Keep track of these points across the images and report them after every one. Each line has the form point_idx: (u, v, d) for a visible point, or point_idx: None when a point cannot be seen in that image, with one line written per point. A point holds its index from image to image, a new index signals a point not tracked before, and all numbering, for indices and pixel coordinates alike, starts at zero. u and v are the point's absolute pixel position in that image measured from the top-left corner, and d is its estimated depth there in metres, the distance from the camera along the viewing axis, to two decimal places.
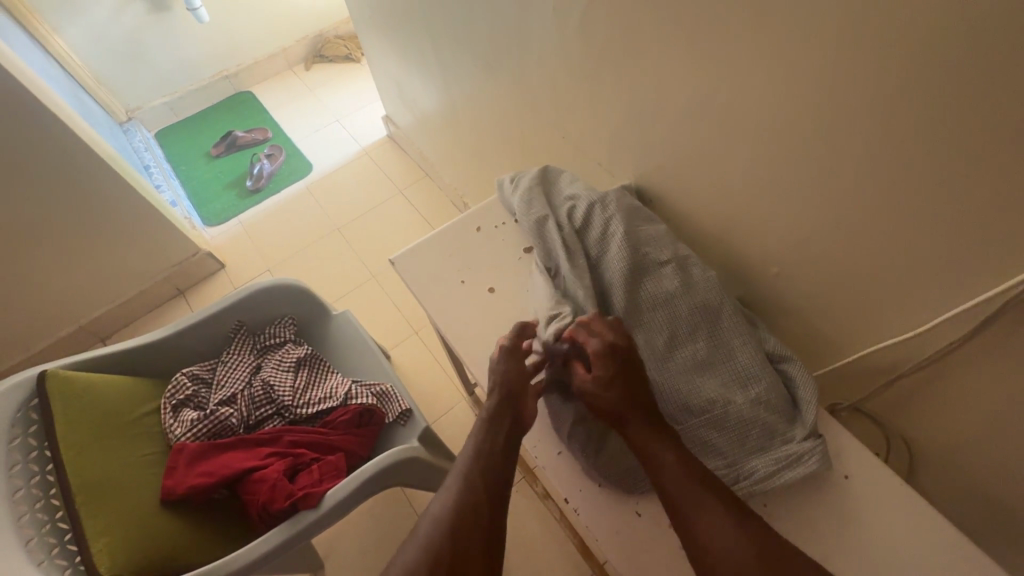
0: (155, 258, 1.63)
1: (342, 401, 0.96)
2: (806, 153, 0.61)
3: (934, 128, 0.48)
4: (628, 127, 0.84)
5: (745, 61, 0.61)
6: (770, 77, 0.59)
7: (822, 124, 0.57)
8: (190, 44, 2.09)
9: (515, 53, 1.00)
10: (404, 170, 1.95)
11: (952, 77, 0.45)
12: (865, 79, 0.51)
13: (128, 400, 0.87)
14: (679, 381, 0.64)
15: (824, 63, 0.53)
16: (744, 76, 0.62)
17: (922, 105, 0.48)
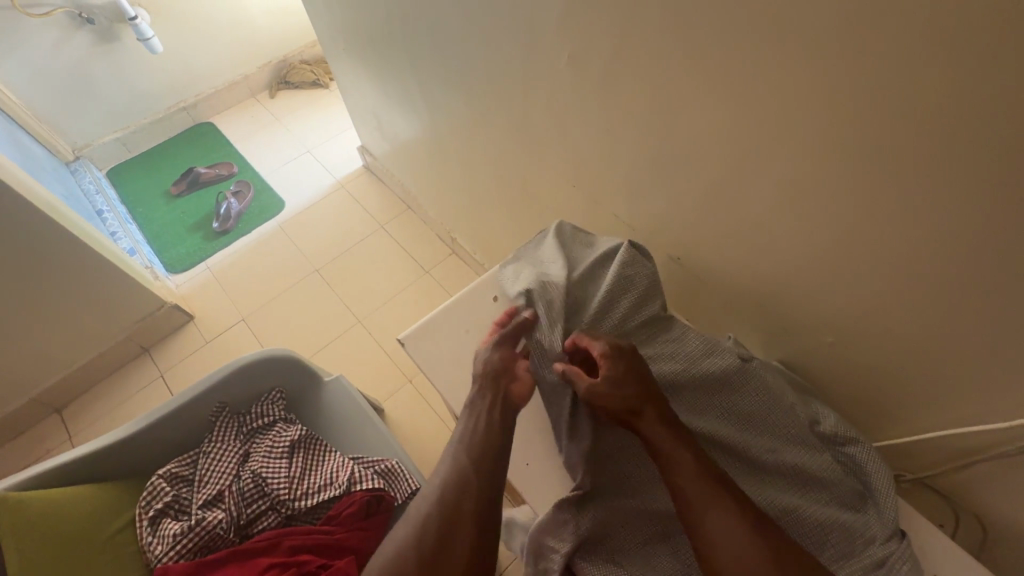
0: (116, 316, 1.49)
1: (346, 489, 0.85)
2: (878, 218, 0.56)
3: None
4: (656, 179, 0.78)
5: (805, 121, 0.56)
6: (838, 139, 0.54)
7: (899, 192, 0.53)
8: (143, 75, 1.93)
9: (519, 97, 0.93)
10: (384, 203, 1.85)
11: None
12: (962, 149, 0.46)
13: (88, 525, 0.76)
14: (745, 480, 0.61)
15: (909, 129, 0.49)
16: (804, 136, 0.57)
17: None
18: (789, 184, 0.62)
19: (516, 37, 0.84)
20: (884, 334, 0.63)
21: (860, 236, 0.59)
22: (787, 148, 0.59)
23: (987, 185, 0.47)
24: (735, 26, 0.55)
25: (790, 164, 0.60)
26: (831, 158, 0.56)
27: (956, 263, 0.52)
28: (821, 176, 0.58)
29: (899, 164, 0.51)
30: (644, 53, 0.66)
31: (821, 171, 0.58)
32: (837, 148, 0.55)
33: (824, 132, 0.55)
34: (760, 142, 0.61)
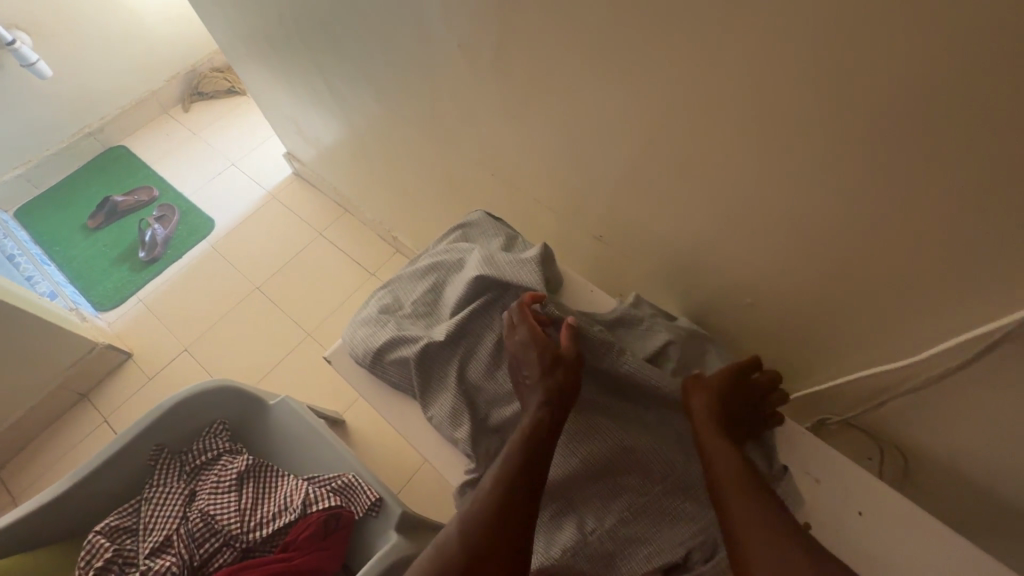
0: (43, 365, 1.39)
1: (301, 512, 0.84)
2: (775, 175, 0.57)
3: (896, 152, 0.47)
4: (570, 159, 0.77)
5: (694, 87, 0.56)
6: (726, 102, 0.54)
7: (780, 148, 0.54)
8: (36, 104, 1.79)
9: (425, 88, 0.90)
10: (318, 209, 1.78)
11: (919, 100, 0.43)
12: (828, 99, 0.48)
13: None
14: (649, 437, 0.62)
15: (778, 86, 0.50)
16: (697, 102, 0.57)
17: (888, 128, 0.46)
18: (692, 152, 0.62)
19: (409, 27, 0.81)
20: (800, 287, 0.64)
21: (763, 196, 0.59)
22: (683, 116, 0.59)
23: (863, 134, 0.48)
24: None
25: (689, 132, 0.60)
26: (725, 121, 0.56)
27: (845, 212, 0.54)
28: (718, 141, 0.58)
29: (784, 122, 0.52)
30: (534, 33, 0.65)
31: (717, 135, 0.58)
32: (727, 111, 0.55)
33: (715, 96, 0.55)
34: (658, 113, 0.61)
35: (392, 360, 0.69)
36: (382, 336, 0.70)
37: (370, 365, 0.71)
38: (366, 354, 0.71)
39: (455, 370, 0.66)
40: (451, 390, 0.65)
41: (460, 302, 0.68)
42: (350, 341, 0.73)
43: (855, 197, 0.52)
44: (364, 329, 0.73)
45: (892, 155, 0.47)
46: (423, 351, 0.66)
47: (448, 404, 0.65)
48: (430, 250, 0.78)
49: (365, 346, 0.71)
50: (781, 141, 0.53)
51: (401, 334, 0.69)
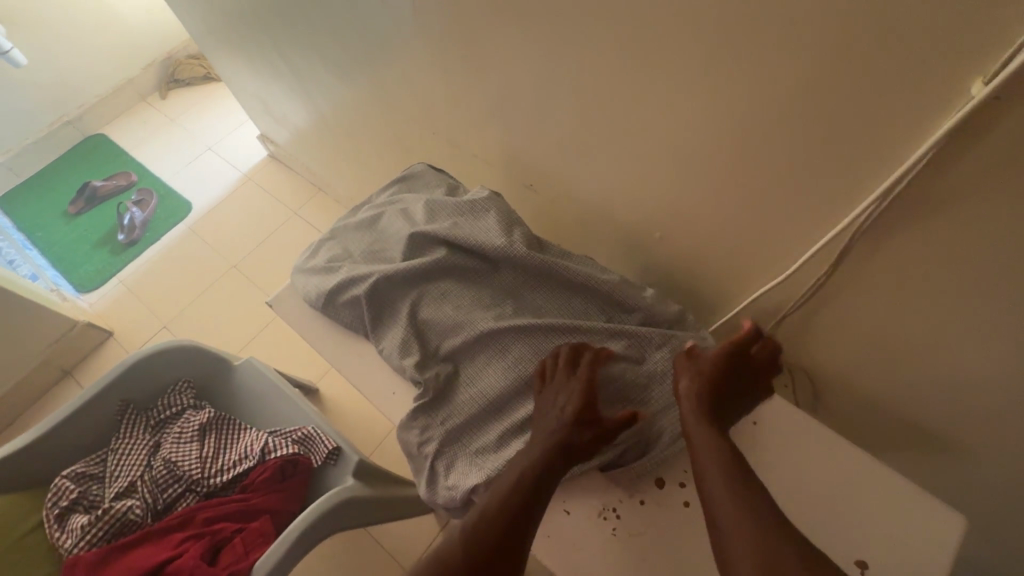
0: (25, 342, 1.44)
1: (260, 458, 0.88)
2: (670, 109, 0.60)
3: (753, 72, 0.51)
4: (501, 110, 0.80)
5: (590, 25, 0.59)
6: (618, 38, 0.58)
7: (662, 79, 0.58)
8: (13, 92, 1.82)
9: (369, 52, 0.94)
10: (293, 189, 1.82)
11: (760, 20, 0.47)
12: (690, 25, 0.51)
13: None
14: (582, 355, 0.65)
15: (649, 17, 0.54)
16: (596, 39, 0.60)
17: (742, 49, 0.50)
18: (599, 93, 0.65)
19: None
20: (708, 222, 0.68)
21: (663, 131, 0.63)
22: (586, 56, 0.62)
23: (734, 59, 0.51)
24: None
25: (593, 72, 0.63)
26: (621, 57, 0.59)
27: (725, 138, 0.58)
28: (618, 79, 0.61)
29: (669, 52, 0.55)
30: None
31: (617, 73, 0.61)
32: (622, 47, 0.58)
33: (609, 33, 0.58)
34: (566, 54, 0.64)
35: (343, 303, 0.73)
36: (332, 280, 0.74)
37: (322, 308, 0.75)
38: (317, 298, 0.74)
39: (402, 307, 0.70)
40: (401, 323, 0.69)
41: (405, 246, 0.72)
42: (301, 288, 0.77)
43: (737, 124, 0.56)
44: (314, 276, 0.77)
45: (754, 78, 0.51)
46: (371, 289, 0.70)
47: (396, 338, 0.69)
48: (373, 203, 0.83)
49: (316, 290, 0.75)
50: (670, 72, 0.56)
51: (350, 278, 0.73)
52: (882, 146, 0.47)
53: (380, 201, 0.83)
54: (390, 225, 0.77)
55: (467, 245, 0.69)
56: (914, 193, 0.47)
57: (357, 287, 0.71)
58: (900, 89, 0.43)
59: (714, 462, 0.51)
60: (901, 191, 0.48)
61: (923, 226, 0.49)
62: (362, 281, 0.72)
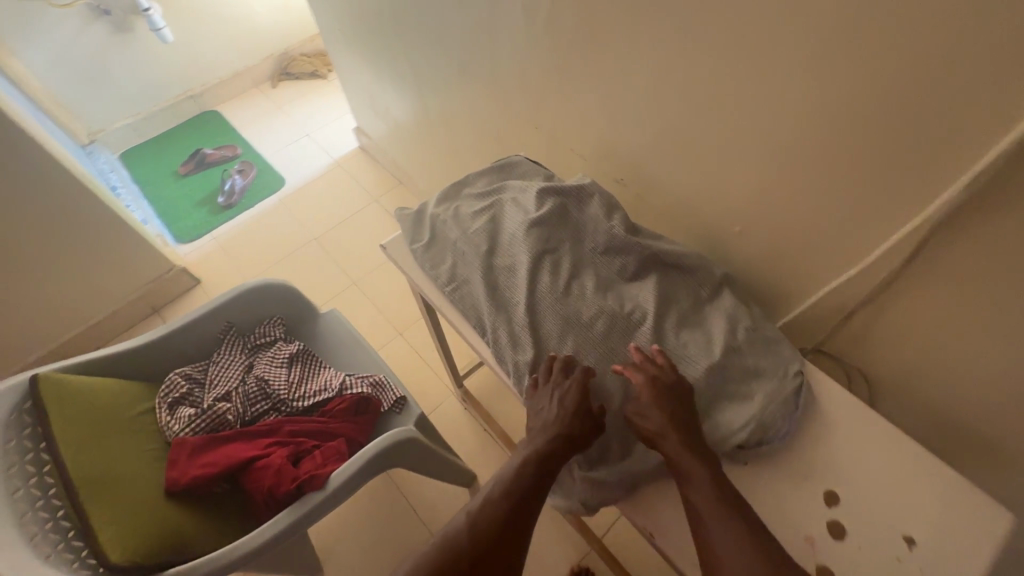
0: (128, 275, 1.61)
1: (338, 392, 0.98)
2: (770, 113, 0.67)
3: (847, 82, 0.58)
4: (605, 109, 0.90)
5: (708, 34, 0.67)
6: (734, 45, 0.66)
7: (760, 87, 0.66)
8: (155, 64, 2.08)
9: (489, 51, 1.07)
10: (377, 178, 1.99)
11: (858, 36, 0.55)
12: (794, 40, 0.60)
13: (106, 409, 0.83)
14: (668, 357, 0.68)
15: (756, 32, 0.63)
16: (711, 47, 0.68)
17: (838, 59, 0.58)
18: (704, 96, 0.73)
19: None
20: (787, 222, 0.75)
21: (762, 132, 0.70)
22: (699, 61, 0.71)
23: (830, 70, 0.59)
24: None
25: (702, 77, 0.72)
26: (733, 64, 0.67)
27: (813, 141, 0.65)
28: (726, 83, 0.70)
29: (779, 61, 0.63)
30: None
31: (726, 78, 0.69)
32: (735, 54, 0.66)
33: (726, 42, 0.66)
34: (680, 60, 0.73)
35: (454, 281, 0.80)
36: (450, 254, 0.82)
37: (434, 277, 0.82)
38: (432, 267, 0.82)
39: (509, 285, 0.76)
40: (508, 301, 0.76)
41: (513, 227, 0.79)
42: (416, 254, 0.85)
43: (827, 129, 0.63)
44: (430, 244, 0.84)
45: (848, 87, 0.59)
46: (481, 267, 0.78)
47: (501, 311, 0.75)
48: (483, 183, 0.90)
49: (433, 259, 0.83)
50: (777, 79, 0.64)
51: (463, 260, 0.80)
52: (972, 155, 0.54)
53: (490, 182, 0.89)
54: (502, 207, 0.83)
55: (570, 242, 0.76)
56: (987, 191, 0.54)
57: (472, 263, 0.79)
58: (983, 101, 0.50)
59: (701, 477, 0.56)
60: (978, 195, 0.55)
61: (994, 230, 0.55)
62: (476, 257, 0.79)
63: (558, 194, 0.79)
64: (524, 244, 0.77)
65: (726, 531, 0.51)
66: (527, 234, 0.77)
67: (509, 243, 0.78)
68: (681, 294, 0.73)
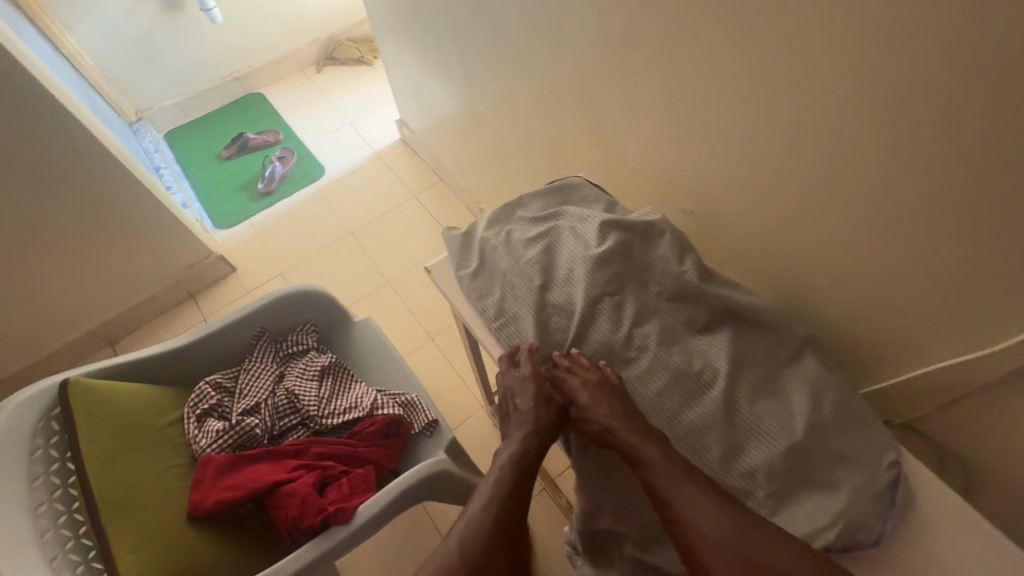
0: (166, 260, 1.61)
1: (368, 412, 0.93)
2: (889, 162, 0.58)
3: (1002, 138, 0.49)
4: (680, 134, 0.82)
5: (822, 64, 0.58)
6: (854, 81, 0.57)
7: (881, 130, 0.57)
8: (204, 44, 2.06)
9: (551, 58, 1.00)
10: (417, 174, 1.93)
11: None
12: (935, 83, 0.51)
13: (145, 420, 0.82)
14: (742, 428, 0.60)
15: (885, 69, 0.54)
16: (823, 79, 0.59)
17: (994, 110, 0.48)
18: (806, 133, 0.64)
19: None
20: (893, 281, 0.65)
21: (874, 181, 0.61)
22: (806, 94, 0.62)
23: (979, 122, 0.50)
24: None
25: (807, 111, 0.63)
26: (850, 101, 0.58)
27: (941, 199, 0.56)
28: (837, 121, 0.60)
29: (911, 105, 0.53)
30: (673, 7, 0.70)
31: (837, 116, 0.60)
32: (853, 90, 0.57)
33: (843, 76, 0.57)
34: (782, 90, 0.64)
35: (501, 317, 0.74)
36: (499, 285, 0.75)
37: (481, 309, 0.76)
38: (479, 300, 0.76)
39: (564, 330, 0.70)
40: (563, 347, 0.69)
41: (570, 261, 0.72)
42: (461, 281, 0.79)
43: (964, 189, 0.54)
44: (477, 271, 0.78)
45: (1000, 143, 0.49)
46: (533, 305, 0.71)
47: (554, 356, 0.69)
48: (536, 206, 0.83)
49: (480, 290, 0.77)
50: (904, 125, 0.55)
51: (513, 294, 0.74)
52: None
53: (544, 206, 0.82)
54: (557, 236, 0.76)
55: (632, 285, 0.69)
56: None
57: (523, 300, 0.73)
58: None
59: (654, 459, 0.58)
60: None
61: None
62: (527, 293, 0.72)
63: (621, 227, 0.71)
64: (580, 282, 0.70)
65: (690, 508, 0.54)
66: (584, 271, 0.70)
67: (565, 279, 0.71)
68: (758, 354, 0.65)
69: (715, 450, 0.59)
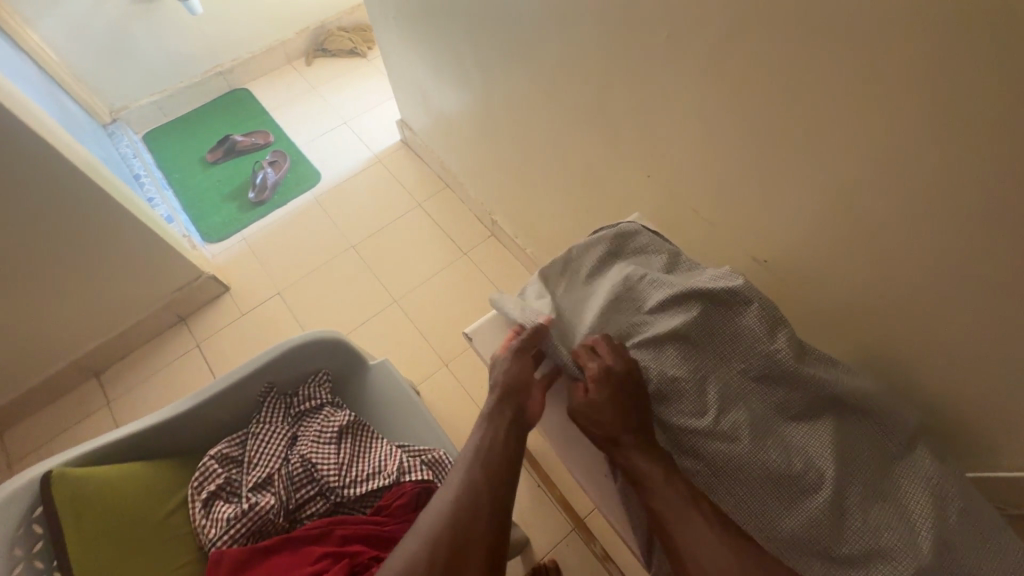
0: (153, 283, 1.48)
1: (395, 479, 0.82)
2: None
3: None
4: (753, 174, 0.72)
5: (970, 117, 0.48)
6: (1013, 142, 0.47)
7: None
8: (182, 37, 1.88)
9: (591, 76, 0.88)
10: (421, 180, 1.80)
11: None
12: None
13: (142, 512, 0.73)
14: (852, 539, 0.53)
15: None
16: (968, 134, 0.49)
17: None
18: (931, 191, 0.55)
19: (608, 10, 0.77)
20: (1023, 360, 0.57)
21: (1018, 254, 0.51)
22: (939, 148, 0.52)
23: None
24: (855, 14, 0.51)
25: (937, 167, 0.53)
26: (1001, 162, 0.48)
27: None
28: (978, 183, 0.51)
29: None
30: (768, 32, 0.59)
31: (979, 177, 0.50)
32: (1009, 151, 0.47)
33: (998, 132, 0.47)
34: (907, 140, 0.54)
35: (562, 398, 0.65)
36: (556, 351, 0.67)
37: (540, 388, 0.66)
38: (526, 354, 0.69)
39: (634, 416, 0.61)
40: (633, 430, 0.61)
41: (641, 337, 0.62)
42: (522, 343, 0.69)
43: None
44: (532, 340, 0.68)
45: None
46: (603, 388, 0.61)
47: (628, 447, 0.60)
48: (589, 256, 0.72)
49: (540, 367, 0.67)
50: None
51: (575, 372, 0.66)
52: None
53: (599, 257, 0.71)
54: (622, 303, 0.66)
55: (714, 365, 0.60)
56: None
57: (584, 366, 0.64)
58: None
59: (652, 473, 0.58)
60: None
61: None
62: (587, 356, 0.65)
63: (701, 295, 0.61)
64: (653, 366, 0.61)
65: (684, 525, 0.55)
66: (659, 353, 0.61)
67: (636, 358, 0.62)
68: (859, 445, 0.58)
69: (821, 563, 0.53)
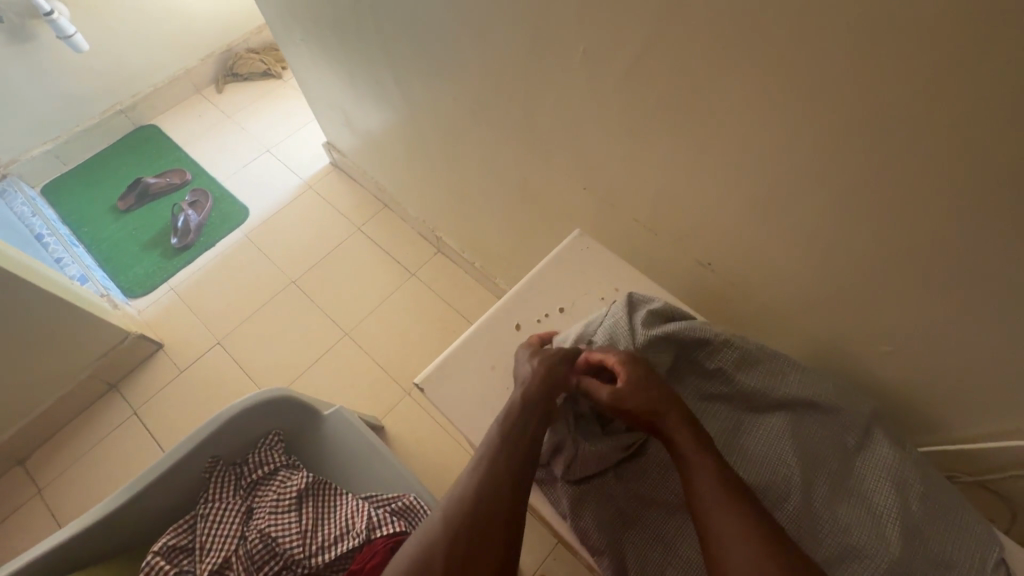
0: (73, 353, 1.35)
1: (365, 537, 0.76)
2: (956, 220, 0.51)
3: None
4: (685, 179, 0.71)
5: (886, 113, 0.49)
6: (925, 134, 0.48)
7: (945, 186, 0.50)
8: (69, 77, 1.72)
9: (514, 90, 0.85)
10: (357, 202, 1.72)
11: None
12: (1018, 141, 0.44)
13: None
14: (825, 541, 0.53)
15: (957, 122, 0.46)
16: (893, 128, 0.50)
17: None
18: (859, 185, 0.55)
19: (523, 23, 0.74)
20: (963, 335, 0.59)
21: (953, 238, 0.52)
22: (869, 143, 0.52)
23: None
24: (761, 22, 0.51)
25: (859, 162, 0.54)
26: (929, 153, 0.49)
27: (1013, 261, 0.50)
28: (907, 174, 0.52)
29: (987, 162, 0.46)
30: (690, 38, 0.57)
31: (900, 169, 0.52)
32: (936, 141, 0.48)
33: (922, 124, 0.48)
34: (835, 137, 0.54)
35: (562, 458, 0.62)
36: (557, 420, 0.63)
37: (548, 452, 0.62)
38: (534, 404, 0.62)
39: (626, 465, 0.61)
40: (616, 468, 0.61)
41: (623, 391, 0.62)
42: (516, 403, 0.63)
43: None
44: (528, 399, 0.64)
45: None
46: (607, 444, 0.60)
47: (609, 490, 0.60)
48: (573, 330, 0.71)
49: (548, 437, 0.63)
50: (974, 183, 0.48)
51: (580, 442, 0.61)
52: None
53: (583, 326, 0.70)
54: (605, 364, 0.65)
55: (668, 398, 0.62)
56: None
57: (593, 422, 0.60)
58: None
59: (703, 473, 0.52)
60: None
61: None
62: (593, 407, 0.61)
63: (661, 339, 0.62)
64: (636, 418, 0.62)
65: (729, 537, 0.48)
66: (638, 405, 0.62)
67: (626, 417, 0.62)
68: (819, 444, 0.58)
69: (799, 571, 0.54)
